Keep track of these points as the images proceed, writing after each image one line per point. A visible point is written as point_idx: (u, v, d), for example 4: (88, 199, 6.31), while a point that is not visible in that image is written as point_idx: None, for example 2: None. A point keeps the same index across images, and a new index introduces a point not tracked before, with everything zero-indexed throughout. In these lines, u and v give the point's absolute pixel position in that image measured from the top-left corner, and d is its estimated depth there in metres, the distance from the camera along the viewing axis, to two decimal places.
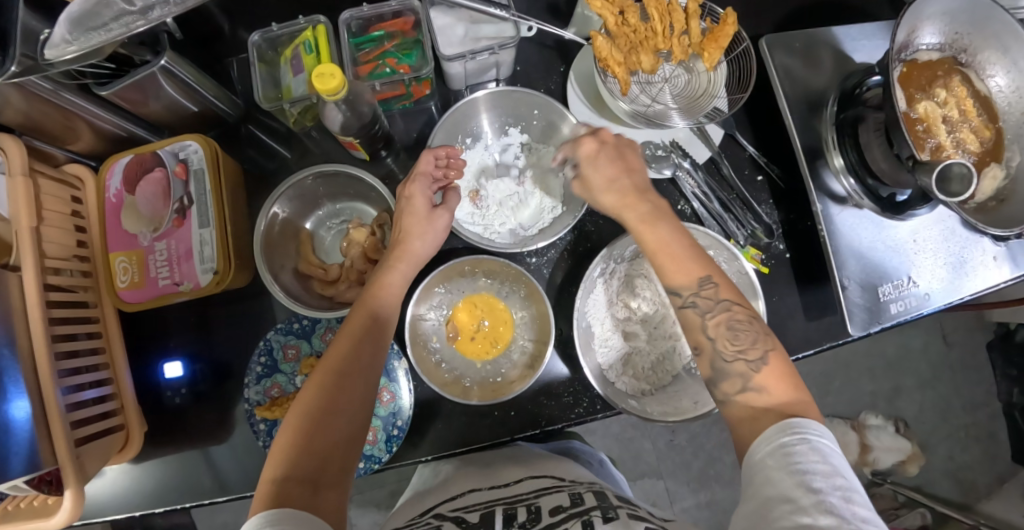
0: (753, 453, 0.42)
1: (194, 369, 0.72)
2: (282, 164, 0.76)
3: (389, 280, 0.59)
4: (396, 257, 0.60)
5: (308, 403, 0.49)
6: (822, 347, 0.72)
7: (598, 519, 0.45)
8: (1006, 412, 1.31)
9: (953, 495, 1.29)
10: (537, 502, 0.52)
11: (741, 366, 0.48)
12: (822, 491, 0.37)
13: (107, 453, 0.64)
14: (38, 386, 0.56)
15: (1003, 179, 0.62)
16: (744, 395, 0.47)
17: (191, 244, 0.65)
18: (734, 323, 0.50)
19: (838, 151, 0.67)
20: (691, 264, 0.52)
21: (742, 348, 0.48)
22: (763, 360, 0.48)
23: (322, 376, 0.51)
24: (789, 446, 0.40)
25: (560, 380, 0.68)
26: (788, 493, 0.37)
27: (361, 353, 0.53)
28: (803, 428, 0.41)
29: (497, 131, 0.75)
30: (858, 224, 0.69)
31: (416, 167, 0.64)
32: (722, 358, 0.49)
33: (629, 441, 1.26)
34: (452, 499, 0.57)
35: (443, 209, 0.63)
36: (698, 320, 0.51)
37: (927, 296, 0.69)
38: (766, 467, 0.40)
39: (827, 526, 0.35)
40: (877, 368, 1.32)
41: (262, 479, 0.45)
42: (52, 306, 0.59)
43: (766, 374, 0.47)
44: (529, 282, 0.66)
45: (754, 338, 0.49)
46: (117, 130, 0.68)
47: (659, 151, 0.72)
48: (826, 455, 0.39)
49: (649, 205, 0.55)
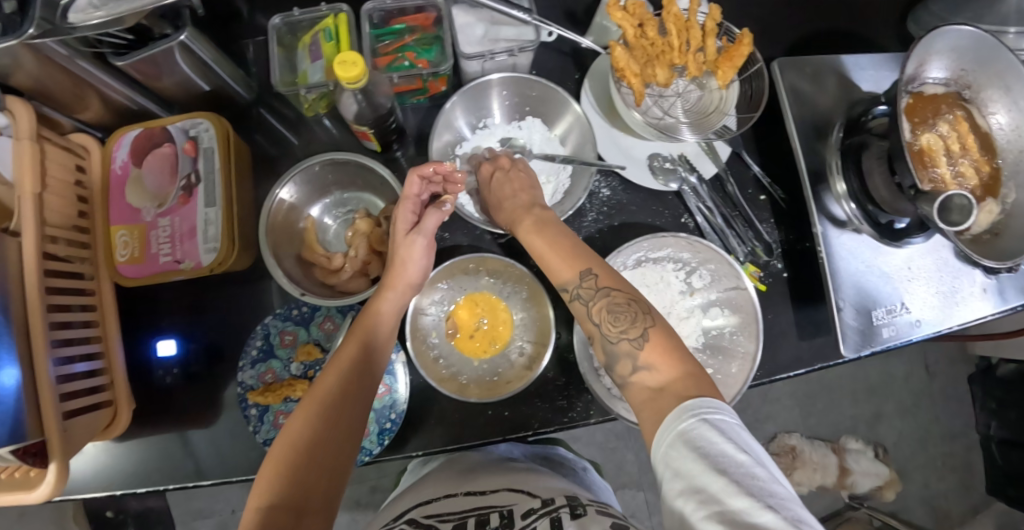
0: (660, 445, 0.43)
1: (188, 348, 0.71)
2: (286, 150, 0.75)
3: (383, 306, 0.61)
4: (387, 285, 0.62)
5: (294, 435, 0.51)
6: (813, 367, 0.73)
7: (565, 516, 0.49)
8: (983, 444, 1.34)
9: (927, 523, 1.32)
10: (510, 508, 0.54)
11: (626, 345, 0.50)
12: (725, 469, 0.37)
13: (93, 428, 0.63)
14: (29, 353, 0.56)
15: (999, 214, 0.65)
16: (637, 375, 0.49)
17: (195, 222, 0.64)
18: (613, 305, 0.52)
19: (841, 177, 0.69)
20: (568, 259, 0.56)
21: (623, 329, 0.50)
22: (644, 336, 0.50)
23: (310, 407, 0.53)
24: (690, 432, 0.41)
25: (554, 383, 0.68)
26: (698, 482, 0.38)
27: (349, 385, 0.55)
28: (699, 410, 0.42)
29: (505, 118, 0.73)
30: (855, 250, 0.70)
31: (405, 190, 0.63)
32: (609, 340, 0.51)
33: (612, 450, 1.27)
34: (425, 506, 0.58)
35: (417, 234, 0.62)
36: (584, 309, 0.54)
37: (918, 322, 0.70)
38: (671, 457, 0.40)
39: (738, 507, 0.35)
40: (860, 393, 1.35)
41: (249, 507, 0.47)
42: (49, 275, 0.59)
43: (650, 350, 0.49)
44: (534, 285, 0.65)
45: (633, 317, 0.51)
46: (129, 103, 0.68)
47: (667, 164, 0.72)
48: (723, 433, 0.40)
49: (533, 218, 0.60)
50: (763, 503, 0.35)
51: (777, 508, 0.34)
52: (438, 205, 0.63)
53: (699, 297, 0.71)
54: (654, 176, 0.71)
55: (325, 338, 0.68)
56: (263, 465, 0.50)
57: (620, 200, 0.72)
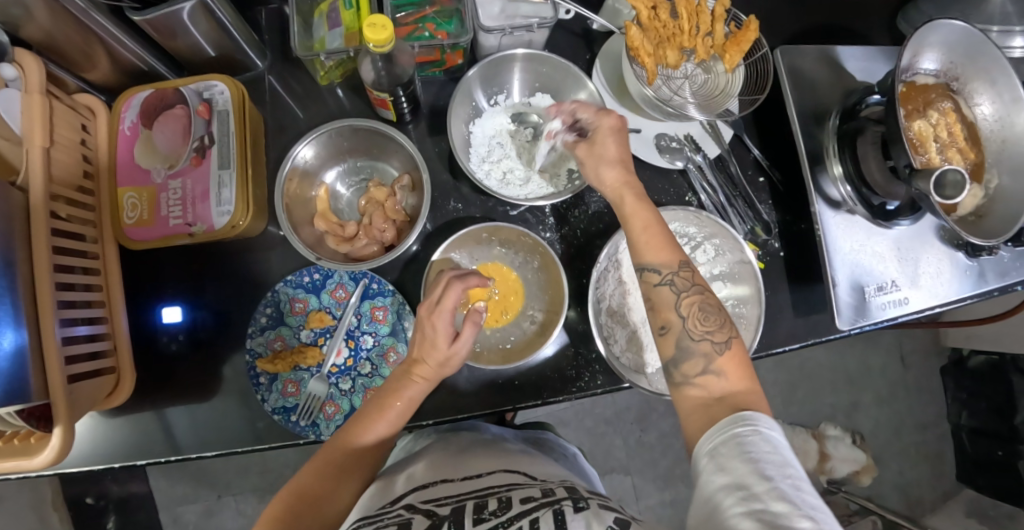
0: (705, 447, 0.45)
1: (194, 315, 0.69)
2: (291, 120, 0.73)
3: (411, 390, 0.58)
4: (417, 373, 0.58)
5: (301, 488, 0.53)
6: (808, 342, 0.77)
7: (569, 509, 0.48)
8: (953, 433, 1.41)
9: (900, 507, 1.38)
10: (508, 494, 0.54)
11: (706, 346, 0.52)
12: (773, 477, 0.39)
13: (96, 394, 0.61)
14: (36, 315, 0.54)
15: (982, 198, 0.70)
16: (702, 378, 0.51)
17: (208, 185, 0.63)
18: (705, 306, 0.54)
19: (837, 160, 0.72)
20: (663, 245, 0.55)
21: (710, 330, 0.52)
22: (727, 344, 0.52)
23: (321, 461, 0.55)
24: (743, 437, 0.43)
25: (563, 355, 0.69)
26: (742, 480, 0.39)
27: (363, 451, 0.56)
28: (756, 422, 0.44)
29: (524, 94, 0.73)
30: (848, 230, 0.73)
31: (444, 295, 0.56)
32: (690, 336, 0.52)
33: (600, 436, 1.29)
34: (422, 491, 0.56)
35: (458, 349, 0.58)
36: (672, 297, 0.54)
37: (906, 300, 0.74)
38: (718, 457, 0.42)
39: (779, 511, 0.36)
40: (839, 382, 1.40)
41: None
42: (56, 234, 0.58)
43: (727, 359, 0.51)
44: (548, 252, 0.66)
45: (721, 323, 0.53)
46: (139, 63, 0.67)
47: (673, 143, 0.73)
48: (776, 446, 0.41)
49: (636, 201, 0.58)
50: (804, 514, 0.36)
51: (817, 522, 0.36)
52: (478, 312, 0.58)
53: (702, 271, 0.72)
54: (659, 154, 0.72)
55: (336, 306, 0.67)
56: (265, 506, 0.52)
57: None
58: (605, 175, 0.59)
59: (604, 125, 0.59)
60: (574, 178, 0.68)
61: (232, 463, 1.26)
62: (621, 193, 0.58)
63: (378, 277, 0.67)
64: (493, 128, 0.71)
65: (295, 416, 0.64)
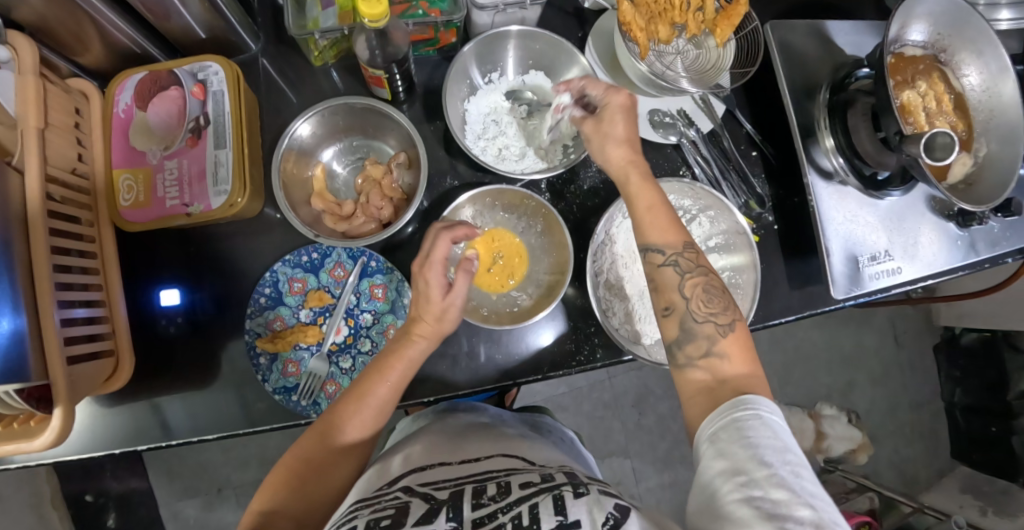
0: (706, 430, 0.45)
1: (192, 298, 0.69)
2: (286, 102, 0.73)
3: (410, 351, 0.58)
4: (418, 332, 0.59)
5: (302, 454, 0.54)
6: (803, 314, 0.78)
7: (569, 495, 0.48)
8: (947, 410, 1.43)
9: (896, 485, 1.39)
10: (507, 480, 0.54)
11: (710, 329, 0.52)
12: (772, 464, 0.39)
13: (95, 377, 0.61)
14: (34, 297, 0.54)
15: (972, 166, 0.71)
16: (706, 360, 0.51)
17: (205, 165, 0.63)
18: (709, 287, 0.54)
19: (829, 132, 0.72)
20: (668, 226, 0.55)
21: (714, 312, 0.52)
22: (731, 327, 0.52)
23: (320, 426, 0.56)
24: (742, 421, 0.42)
25: (562, 329, 0.70)
26: (740, 465, 0.39)
27: (364, 415, 0.56)
28: (755, 404, 0.43)
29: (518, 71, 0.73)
30: (841, 201, 0.74)
31: (432, 249, 0.57)
32: (694, 318, 0.52)
33: (599, 420, 1.30)
34: (419, 473, 0.57)
35: (453, 300, 0.58)
36: (676, 277, 0.54)
37: (899, 269, 0.75)
38: (718, 442, 0.42)
39: (778, 499, 0.37)
40: (833, 362, 1.42)
41: (252, 509, 0.52)
42: (52, 216, 0.58)
43: (730, 341, 0.51)
44: (553, 215, 0.67)
45: (725, 306, 0.53)
46: (132, 45, 0.67)
47: (667, 118, 0.74)
48: (775, 430, 0.41)
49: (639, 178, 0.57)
50: (803, 502, 0.37)
51: (817, 510, 0.36)
52: (467, 266, 0.59)
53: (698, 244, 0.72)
54: (654, 129, 0.73)
55: (334, 285, 0.67)
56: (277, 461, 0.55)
57: None
58: (611, 152, 0.57)
59: (613, 101, 0.58)
60: (569, 154, 0.69)
61: (231, 455, 1.26)
62: (627, 171, 0.57)
63: (377, 255, 0.67)
64: (488, 105, 0.71)
65: (296, 396, 0.64)
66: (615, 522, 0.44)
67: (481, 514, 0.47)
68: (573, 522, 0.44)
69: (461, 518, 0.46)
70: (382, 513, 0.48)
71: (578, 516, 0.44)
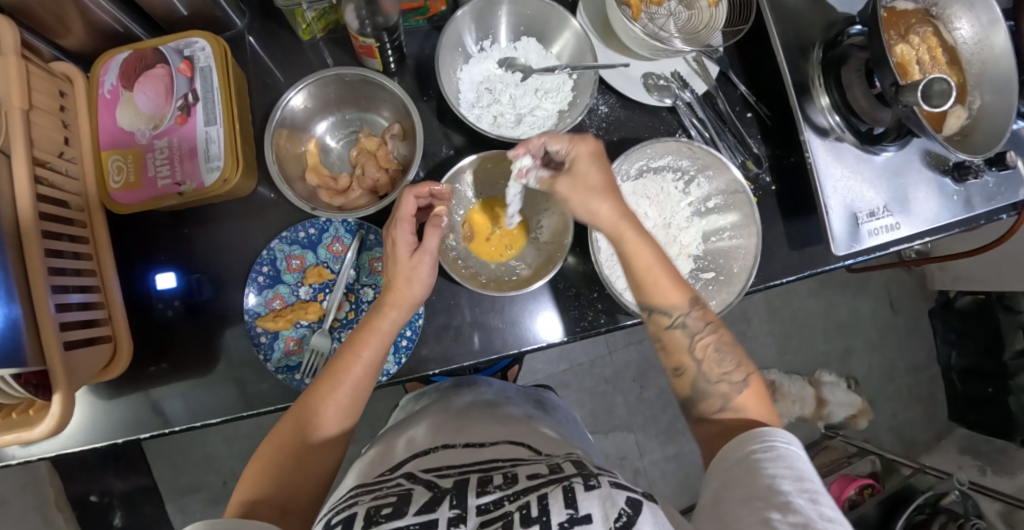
0: (726, 461, 0.50)
1: (189, 280, 0.68)
2: (276, 80, 0.72)
3: (381, 324, 0.58)
4: (388, 303, 0.59)
5: (281, 440, 0.53)
6: (804, 273, 0.78)
7: (579, 487, 0.46)
8: (944, 374, 1.44)
9: (896, 449, 1.41)
10: (513, 469, 0.53)
11: (724, 387, 0.57)
12: (789, 492, 0.43)
13: (94, 363, 0.60)
14: (27, 284, 0.53)
15: (966, 118, 0.72)
16: (723, 413, 0.56)
17: (196, 142, 0.62)
18: (720, 345, 0.58)
19: (824, 90, 0.72)
20: (671, 290, 0.59)
21: (726, 372, 0.58)
22: (745, 382, 0.57)
23: (295, 412, 0.55)
24: (759, 453, 0.47)
25: (565, 297, 0.69)
26: (758, 492, 0.43)
27: (338, 394, 0.56)
28: (771, 438, 0.49)
29: (509, 38, 0.71)
30: (838, 158, 0.74)
31: (398, 210, 0.59)
32: (706, 379, 0.58)
33: (602, 395, 1.34)
34: (422, 459, 0.58)
35: (423, 254, 0.58)
36: (686, 341, 0.59)
37: (897, 225, 0.75)
38: (738, 472, 0.47)
39: (796, 520, 0.40)
40: (830, 329, 1.43)
41: (231, 502, 0.49)
42: (40, 200, 0.56)
43: (745, 395, 0.56)
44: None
45: (737, 363, 0.58)
46: (114, 24, 0.64)
47: (661, 81, 0.73)
48: (790, 461, 0.46)
49: (636, 228, 0.58)
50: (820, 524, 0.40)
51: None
52: (438, 221, 0.58)
53: (692, 202, 0.73)
54: (648, 92, 0.72)
55: (333, 260, 0.66)
56: (256, 451, 0.54)
57: (618, 116, 0.73)
58: (597, 208, 0.58)
59: (583, 150, 0.58)
60: (564, 119, 0.68)
61: (236, 445, 1.26)
62: (622, 229, 0.58)
63: (376, 228, 0.67)
64: (481, 74, 0.70)
65: (299, 374, 0.64)
66: (628, 520, 0.43)
67: (486, 501, 0.47)
68: (583, 516, 0.43)
69: (467, 507, 0.47)
70: (383, 501, 0.48)
71: (590, 510, 0.43)
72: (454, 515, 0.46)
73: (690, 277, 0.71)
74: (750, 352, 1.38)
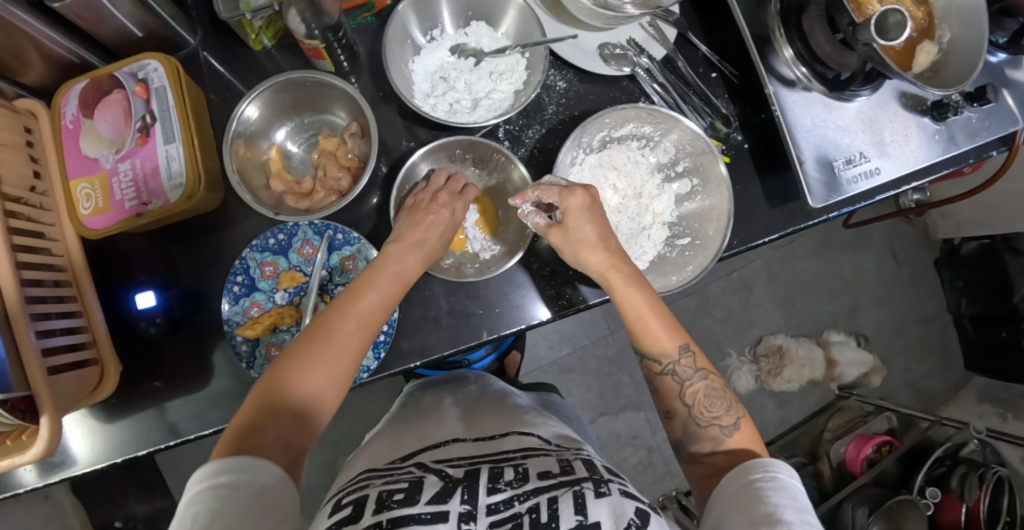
0: (729, 487, 0.52)
1: (168, 297, 0.69)
2: (234, 92, 0.72)
3: (388, 267, 0.59)
4: (397, 247, 0.61)
5: (280, 370, 0.51)
6: (786, 231, 0.77)
7: (590, 493, 0.46)
8: (956, 322, 1.41)
9: (914, 404, 1.38)
10: (525, 464, 0.52)
11: (715, 430, 0.59)
12: (791, 519, 0.45)
13: (81, 388, 0.61)
14: (8, 319, 0.54)
15: (937, 54, 0.69)
16: (713, 456, 0.58)
17: (157, 161, 0.63)
18: (710, 391, 0.60)
19: (786, 42, 0.69)
20: (665, 334, 0.62)
21: (717, 416, 0.59)
22: (735, 426, 0.59)
23: (296, 345, 0.53)
24: (761, 481, 0.50)
25: (541, 279, 0.69)
26: (759, 518, 0.46)
27: (340, 330, 0.54)
28: (774, 468, 0.51)
29: (459, 25, 0.71)
30: (807, 108, 0.72)
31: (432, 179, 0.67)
32: (697, 422, 0.60)
33: (607, 376, 1.35)
34: (435, 451, 0.57)
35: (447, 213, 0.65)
36: (677, 386, 0.61)
37: (877, 170, 0.73)
38: (741, 497, 0.50)
39: None
40: (835, 289, 1.40)
41: (227, 430, 0.47)
42: (13, 233, 0.57)
43: (736, 438, 0.58)
44: (514, 164, 0.67)
45: (727, 407, 0.60)
46: (70, 55, 0.65)
47: (618, 50, 0.72)
48: (791, 492, 0.49)
49: (626, 271, 0.62)
50: None
51: None
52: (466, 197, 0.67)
53: (665, 169, 0.72)
54: (606, 63, 0.71)
55: (305, 263, 0.66)
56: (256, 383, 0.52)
57: (578, 90, 0.72)
58: (589, 260, 0.62)
59: (575, 204, 0.62)
60: (520, 97, 0.67)
61: None
62: (611, 275, 0.62)
63: (342, 227, 0.67)
64: (434, 63, 0.70)
65: None
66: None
67: (496, 500, 0.46)
68: (593, 523, 0.42)
69: (476, 502, 0.46)
70: (395, 487, 0.48)
71: (600, 517, 0.43)
72: (464, 510, 0.45)
73: (665, 245, 0.71)
74: (754, 320, 1.37)
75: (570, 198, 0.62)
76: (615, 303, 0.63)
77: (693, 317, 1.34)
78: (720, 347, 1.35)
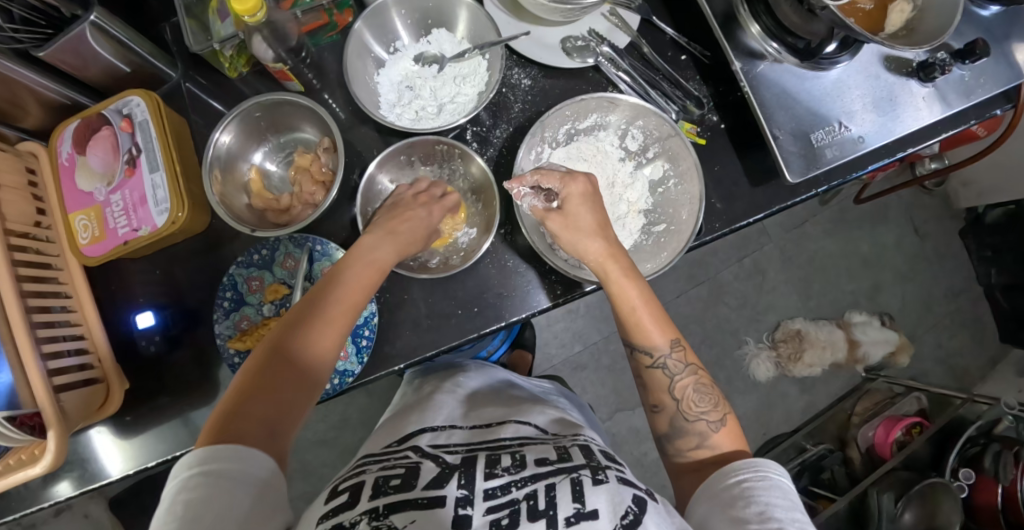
0: (718, 483, 0.50)
1: (165, 316, 0.73)
2: (216, 119, 0.76)
3: (366, 256, 0.60)
4: (378, 237, 0.62)
5: (259, 359, 0.52)
6: (771, 210, 0.75)
7: (588, 480, 0.45)
8: (987, 294, 1.34)
9: (948, 382, 1.32)
10: (523, 452, 0.52)
11: (702, 425, 0.57)
12: (782, 519, 0.44)
13: (85, 406, 0.65)
14: (14, 345, 0.58)
15: (912, 12, 0.66)
16: (698, 450, 0.56)
17: (144, 190, 0.67)
18: (699, 386, 0.59)
19: (752, 17, 0.69)
20: (658, 322, 0.60)
21: (705, 411, 0.57)
22: (721, 422, 0.57)
23: (275, 336, 0.54)
24: (750, 480, 0.49)
25: (520, 274, 0.70)
26: (749, 520, 0.45)
27: (319, 316, 0.55)
28: (763, 466, 0.50)
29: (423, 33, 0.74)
30: (780, 80, 0.70)
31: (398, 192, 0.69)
32: (684, 417, 0.58)
33: (621, 371, 1.33)
34: (433, 435, 0.58)
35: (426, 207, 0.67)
36: (667, 379, 0.59)
37: (861, 138, 0.70)
38: (729, 496, 0.48)
39: None
40: (854, 267, 1.34)
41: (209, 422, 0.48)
42: (19, 266, 0.61)
43: (722, 434, 0.56)
44: (471, 157, 0.68)
45: (715, 403, 0.58)
46: (64, 99, 0.69)
47: (579, 42, 0.72)
48: (782, 490, 0.47)
49: (624, 263, 0.60)
50: None
51: None
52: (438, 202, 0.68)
53: (634, 158, 0.73)
54: (568, 56, 0.71)
55: (288, 275, 0.68)
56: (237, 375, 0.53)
57: (543, 86, 0.72)
58: (585, 246, 0.60)
59: (577, 189, 0.62)
60: (483, 97, 0.69)
61: None
62: (608, 265, 0.60)
63: (321, 238, 0.69)
64: (399, 73, 0.71)
65: None
66: (635, 517, 0.42)
67: (494, 485, 0.46)
68: (591, 511, 0.42)
69: (473, 487, 0.45)
70: (392, 472, 0.48)
71: (597, 505, 0.42)
72: (460, 495, 0.44)
73: (642, 234, 0.70)
74: (769, 305, 1.32)
75: (572, 184, 0.62)
76: (608, 295, 0.61)
77: (705, 307, 1.31)
78: (735, 335, 1.31)
